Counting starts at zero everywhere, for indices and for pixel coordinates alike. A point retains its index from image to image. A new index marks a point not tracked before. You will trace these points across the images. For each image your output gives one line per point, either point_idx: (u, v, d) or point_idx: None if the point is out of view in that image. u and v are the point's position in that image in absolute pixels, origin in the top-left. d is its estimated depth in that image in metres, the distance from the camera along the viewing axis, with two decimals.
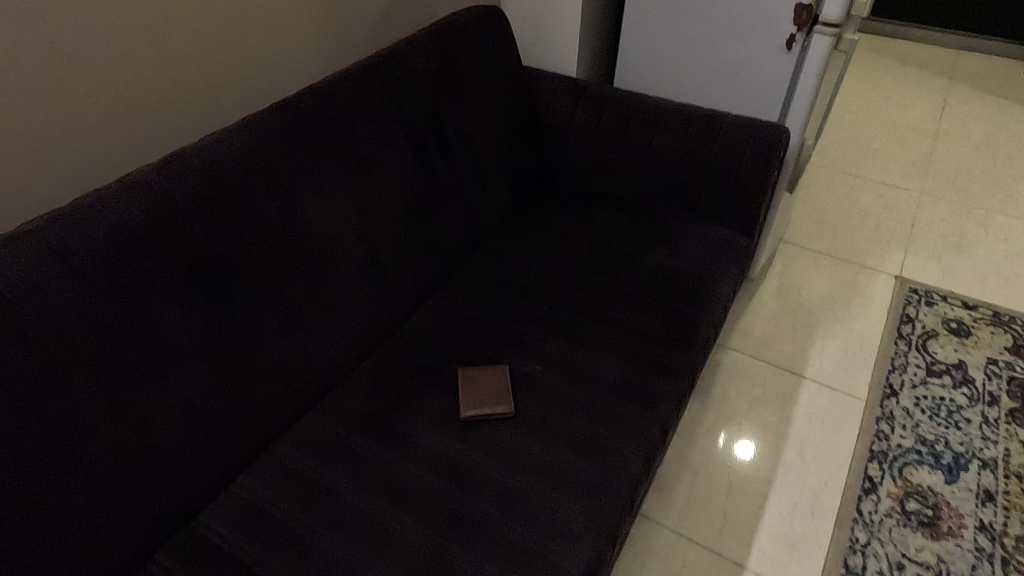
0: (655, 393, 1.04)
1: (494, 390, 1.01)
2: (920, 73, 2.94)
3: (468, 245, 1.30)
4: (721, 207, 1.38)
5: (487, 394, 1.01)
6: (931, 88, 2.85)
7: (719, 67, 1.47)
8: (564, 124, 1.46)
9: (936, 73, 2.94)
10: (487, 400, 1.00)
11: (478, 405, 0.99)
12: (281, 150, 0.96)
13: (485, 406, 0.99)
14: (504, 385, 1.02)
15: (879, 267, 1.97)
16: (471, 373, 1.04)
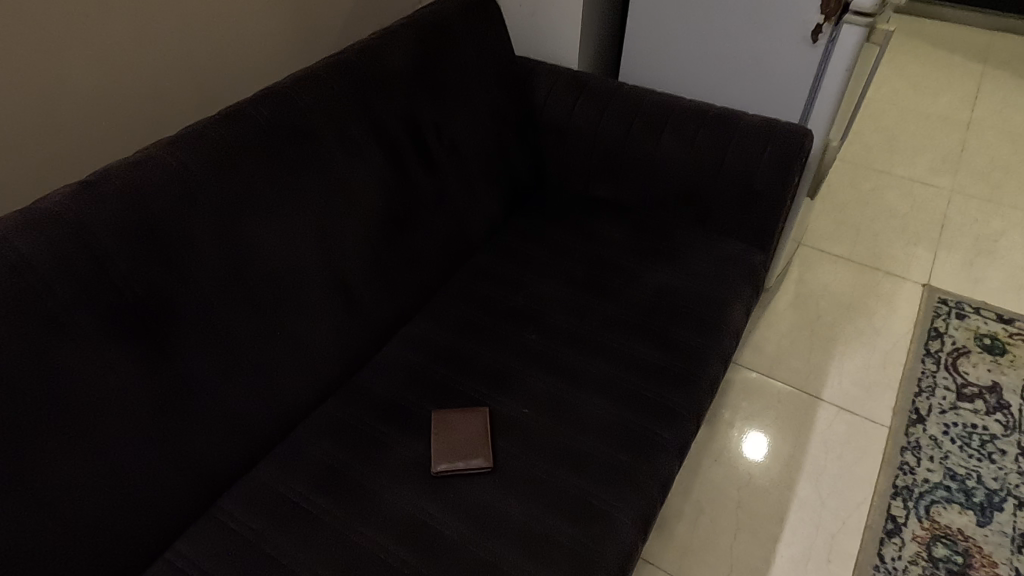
0: (655, 443, 0.92)
1: (469, 439, 0.89)
2: (952, 57, 2.75)
3: (452, 262, 1.17)
4: (734, 220, 1.25)
5: (461, 445, 0.88)
6: (964, 74, 2.67)
7: (735, 59, 1.32)
8: (561, 123, 1.32)
9: (970, 58, 2.74)
10: (462, 453, 0.88)
11: (451, 460, 0.87)
12: (229, 162, 0.84)
13: (459, 461, 0.87)
14: (481, 432, 0.90)
15: (906, 274, 1.82)
16: (444, 418, 0.91)
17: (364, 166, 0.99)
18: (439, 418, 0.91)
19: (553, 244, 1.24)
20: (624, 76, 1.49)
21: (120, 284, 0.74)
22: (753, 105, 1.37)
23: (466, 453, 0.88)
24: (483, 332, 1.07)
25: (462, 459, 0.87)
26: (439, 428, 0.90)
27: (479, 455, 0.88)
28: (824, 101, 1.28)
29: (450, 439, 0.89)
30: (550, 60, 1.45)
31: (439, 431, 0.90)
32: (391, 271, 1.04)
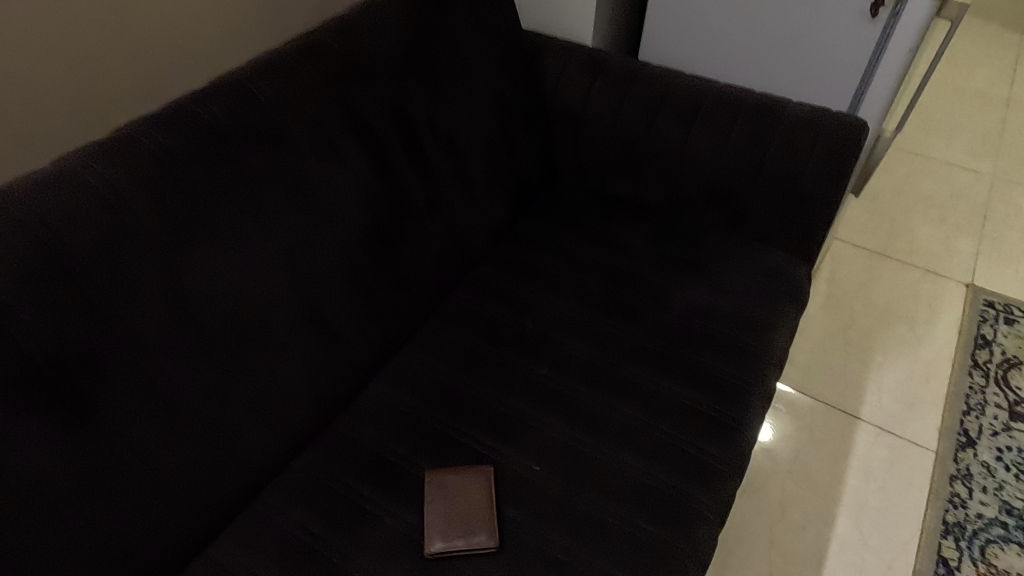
0: (695, 509, 0.77)
1: (470, 509, 0.75)
2: (987, 27, 2.55)
3: (450, 277, 1.01)
4: (775, 226, 1.08)
5: (461, 517, 0.74)
6: (1001, 46, 2.47)
7: (777, 37, 1.14)
8: (575, 111, 1.14)
9: (1007, 27, 2.54)
10: (463, 527, 0.74)
11: (450, 536, 0.73)
12: (166, 177, 0.67)
13: (459, 538, 0.73)
14: (487, 500, 0.76)
15: (947, 272, 1.66)
16: (439, 483, 0.77)
17: (344, 172, 0.82)
18: (434, 482, 0.78)
19: (567, 254, 1.08)
20: (645, 55, 1.31)
21: (26, 341, 0.58)
22: (795, 90, 1.18)
23: (468, 528, 0.74)
24: (487, 364, 0.91)
25: (463, 535, 0.73)
26: (435, 494, 0.76)
27: (483, 530, 0.74)
28: (881, 86, 1.11)
29: (450, 509, 0.75)
30: (562, 36, 1.27)
31: (436, 499, 0.76)
32: (378, 295, 0.88)
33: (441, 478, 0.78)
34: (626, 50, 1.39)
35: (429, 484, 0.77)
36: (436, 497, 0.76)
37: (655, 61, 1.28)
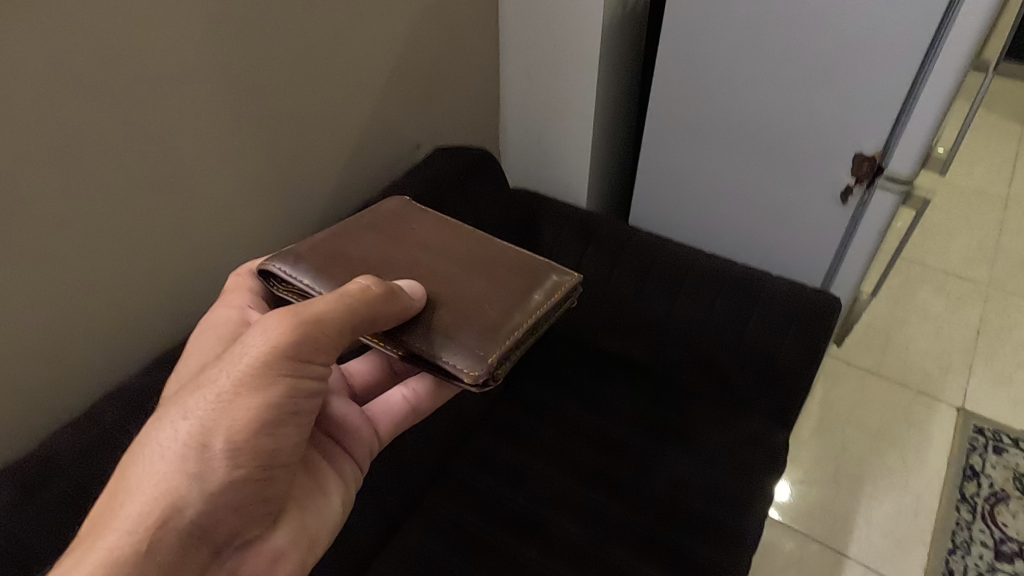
0: None
1: (413, 278, 0.75)
2: (988, 145, 2.60)
3: (446, 451, 1.12)
4: (752, 397, 1.16)
5: (351, 293, 0.64)
6: (1007, 170, 2.46)
7: (756, 207, 1.28)
8: (570, 275, 1.25)
9: (1006, 152, 2.54)
10: (380, 313, 0.65)
11: (346, 346, 0.64)
12: (191, 286, 0.89)
13: (335, 340, 0.62)
14: (421, 239, 0.81)
15: (939, 395, 1.70)
16: (358, 389, 0.84)
17: None
18: (250, 270, 0.77)
19: (556, 416, 1.18)
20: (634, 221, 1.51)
21: None
22: (774, 265, 1.33)
23: (409, 301, 0.69)
24: (478, 545, 1.00)
25: (333, 312, 0.62)
26: (296, 276, 0.72)
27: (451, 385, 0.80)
28: (851, 265, 1.23)
29: (376, 260, 0.77)
30: (545, 189, 1.55)
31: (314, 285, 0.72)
32: (376, 479, 0.98)
33: (299, 254, 0.75)
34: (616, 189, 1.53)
35: (271, 286, 0.74)
36: (323, 271, 0.73)
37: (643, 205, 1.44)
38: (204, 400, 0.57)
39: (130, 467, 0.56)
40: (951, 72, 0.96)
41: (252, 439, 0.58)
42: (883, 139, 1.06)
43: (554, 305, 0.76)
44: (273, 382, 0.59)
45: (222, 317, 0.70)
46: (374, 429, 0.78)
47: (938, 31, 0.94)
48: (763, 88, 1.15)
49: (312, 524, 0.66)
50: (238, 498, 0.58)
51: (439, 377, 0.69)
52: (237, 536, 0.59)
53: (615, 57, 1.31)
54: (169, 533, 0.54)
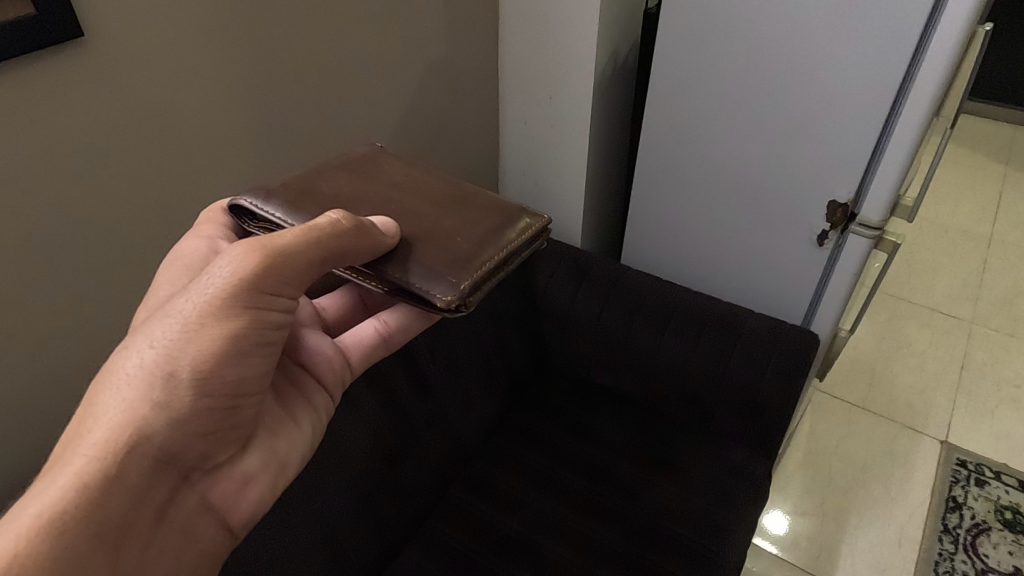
0: None
1: (385, 213, 0.78)
2: (974, 184, 2.69)
3: (446, 476, 1.18)
4: (736, 429, 1.22)
5: (319, 227, 0.65)
6: (993, 210, 2.54)
7: (739, 247, 1.37)
8: (564, 312, 1.33)
9: (992, 192, 2.63)
10: (350, 248, 0.67)
11: (314, 281, 0.65)
12: None
13: (302, 274, 0.63)
14: (390, 176, 0.85)
15: (923, 428, 1.76)
16: (330, 322, 0.89)
17: (360, 413, 1.03)
18: (222, 206, 0.81)
19: (550, 445, 1.24)
20: (626, 259, 1.60)
21: None
22: (756, 301, 1.42)
23: (382, 236, 0.71)
24: (474, 568, 1.06)
25: (301, 246, 0.63)
26: (265, 208, 0.76)
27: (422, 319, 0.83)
28: (827, 305, 1.31)
29: (345, 194, 0.80)
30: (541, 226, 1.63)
31: (284, 218, 0.75)
32: (378, 503, 1.04)
33: (270, 190, 0.79)
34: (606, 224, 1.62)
35: (243, 223, 0.78)
36: (293, 205, 0.77)
37: (634, 238, 1.53)
38: (169, 328, 0.57)
39: (95, 394, 0.56)
40: (910, 135, 1.04)
41: (220, 367, 0.58)
42: (853, 188, 1.15)
43: (521, 242, 0.79)
44: (239, 312, 0.59)
45: (191, 249, 0.72)
46: (348, 360, 0.81)
47: (897, 93, 1.03)
48: (742, 140, 1.24)
49: (282, 448, 0.69)
50: (205, 425, 0.59)
51: (414, 304, 0.71)
52: (206, 460, 0.61)
53: (608, 109, 1.41)
54: (137, 458, 0.55)
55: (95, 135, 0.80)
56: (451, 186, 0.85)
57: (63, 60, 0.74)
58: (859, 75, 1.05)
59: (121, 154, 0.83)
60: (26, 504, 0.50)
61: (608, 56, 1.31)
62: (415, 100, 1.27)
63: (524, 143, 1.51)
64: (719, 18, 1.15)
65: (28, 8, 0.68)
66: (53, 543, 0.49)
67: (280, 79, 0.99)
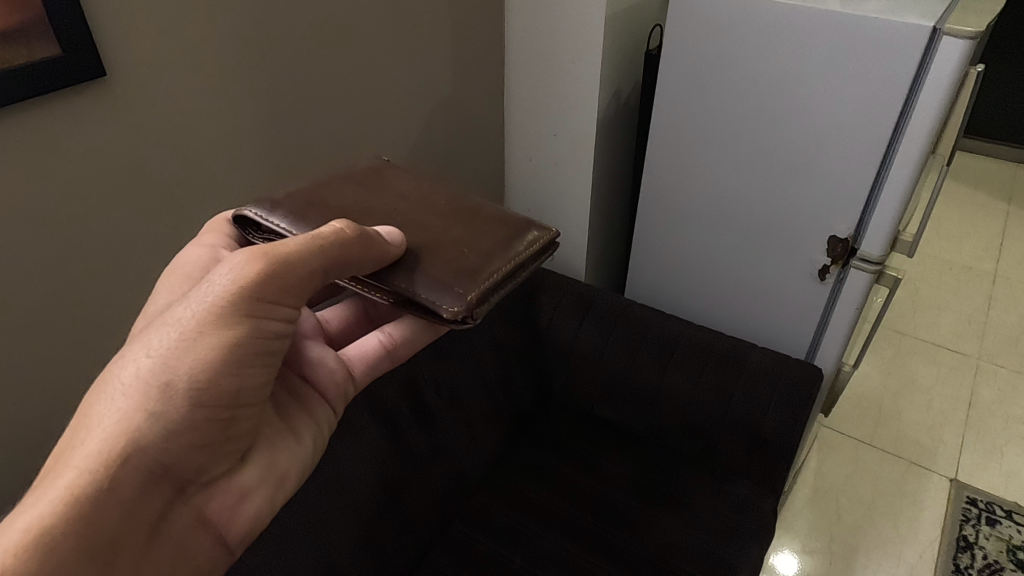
0: None
1: (391, 225, 0.80)
2: (977, 220, 2.70)
3: (449, 508, 1.18)
4: (742, 463, 1.22)
5: (323, 235, 0.67)
6: (995, 247, 2.55)
7: (742, 280, 1.38)
8: (569, 344, 1.34)
9: (994, 230, 2.64)
10: (354, 257, 0.68)
11: (316, 290, 0.67)
12: None
13: (303, 284, 0.65)
14: (396, 190, 0.87)
15: (931, 465, 1.74)
16: (335, 334, 0.90)
17: (364, 443, 1.03)
18: (227, 218, 0.83)
19: (554, 480, 1.24)
20: (630, 294, 1.61)
21: None
22: (759, 334, 1.42)
23: (387, 246, 0.73)
24: None
25: (303, 255, 0.64)
26: (270, 219, 0.78)
27: (426, 333, 0.84)
28: (830, 340, 1.32)
29: (351, 206, 0.82)
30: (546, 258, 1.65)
31: (288, 228, 0.77)
32: (381, 534, 1.04)
33: (276, 202, 0.81)
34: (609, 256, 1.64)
35: (248, 234, 0.80)
36: (297, 216, 0.79)
37: (637, 270, 1.55)
38: (167, 337, 0.59)
39: (91, 405, 0.57)
40: (909, 171, 1.06)
41: (219, 377, 0.59)
42: (852, 224, 1.16)
43: (528, 255, 0.80)
44: (238, 321, 0.61)
45: (194, 256, 0.74)
46: (352, 373, 0.82)
47: (894, 133, 1.05)
48: (743, 177, 1.26)
49: (282, 462, 0.69)
50: (202, 436, 0.60)
51: (421, 316, 0.72)
52: (203, 473, 0.62)
53: (611, 148, 1.44)
54: (132, 470, 0.55)
55: (108, 168, 0.84)
56: (460, 199, 0.87)
57: (83, 97, 0.78)
58: (857, 113, 1.07)
59: (133, 187, 0.87)
60: (17, 517, 0.50)
61: (610, 95, 1.34)
62: (419, 141, 1.31)
63: (528, 182, 1.54)
64: (719, 58, 1.18)
65: (56, 49, 0.73)
66: (43, 554, 0.49)
67: (289, 117, 1.03)
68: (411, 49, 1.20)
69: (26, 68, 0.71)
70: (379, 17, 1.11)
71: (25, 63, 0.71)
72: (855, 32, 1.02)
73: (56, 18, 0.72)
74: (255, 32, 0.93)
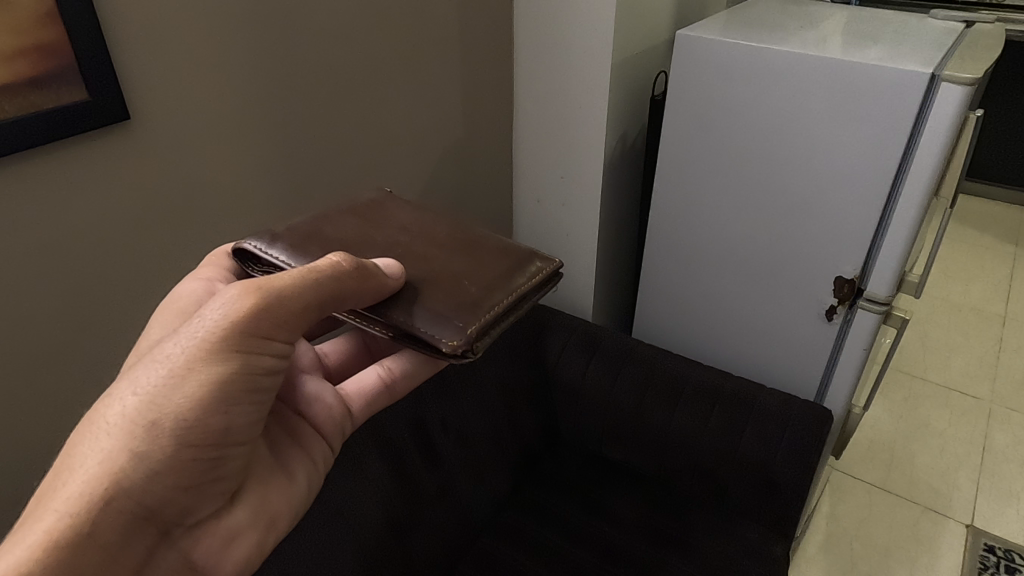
0: None
1: (391, 258, 0.81)
2: (984, 262, 2.70)
3: (453, 549, 1.17)
4: (750, 505, 1.21)
5: (319, 269, 0.68)
6: (1003, 289, 2.55)
7: (747, 318, 1.38)
8: (574, 382, 1.34)
9: (1001, 272, 2.64)
10: (352, 290, 0.69)
11: (312, 324, 0.68)
12: None
13: (297, 318, 0.66)
14: (396, 224, 0.89)
15: (946, 511, 1.71)
16: (334, 368, 0.91)
17: (370, 480, 1.03)
18: (227, 251, 0.85)
19: (559, 523, 1.22)
20: (636, 332, 1.62)
21: None
22: (766, 374, 1.42)
23: (385, 279, 0.74)
24: None
25: (296, 289, 0.65)
26: (269, 252, 0.79)
27: (426, 367, 0.84)
28: (839, 382, 1.31)
29: (349, 239, 0.84)
30: (549, 295, 1.66)
31: (285, 261, 0.78)
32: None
33: (276, 235, 0.83)
34: (613, 294, 1.65)
35: (246, 266, 0.82)
36: (298, 249, 0.80)
37: (643, 309, 1.55)
38: (155, 375, 0.59)
39: (75, 444, 0.57)
40: (912, 212, 1.07)
41: (208, 414, 0.60)
42: (858, 264, 1.17)
43: (531, 286, 0.81)
44: (229, 356, 0.61)
45: (190, 289, 0.76)
46: (350, 409, 0.82)
47: (895, 176, 1.07)
48: (745, 216, 1.28)
49: (273, 502, 0.69)
50: (188, 477, 0.60)
51: (420, 350, 0.73)
52: (189, 515, 0.62)
53: (616, 188, 1.46)
54: (113, 514, 0.55)
55: (126, 206, 0.86)
56: (462, 231, 0.88)
57: (107, 137, 0.81)
58: (859, 154, 1.09)
59: (149, 223, 0.90)
60: None
61: (616, 137, 1.37)
62: (427, 180, 1.34)
63: (533, 220, 1.56)
64: (718, 101, 1.21)
65: (83, 93, 0.76)
66: None
67: (300, 155, 1.06)
68: (421, 91, 1.23)
69: (54, 111, 0.74)
70: (391, 61, 1.15)
71: (54, 107, 0.74)
72: (855, 75, 1.05)
73: (84, 64, 0.75)
74: (270, 75, 0.97)
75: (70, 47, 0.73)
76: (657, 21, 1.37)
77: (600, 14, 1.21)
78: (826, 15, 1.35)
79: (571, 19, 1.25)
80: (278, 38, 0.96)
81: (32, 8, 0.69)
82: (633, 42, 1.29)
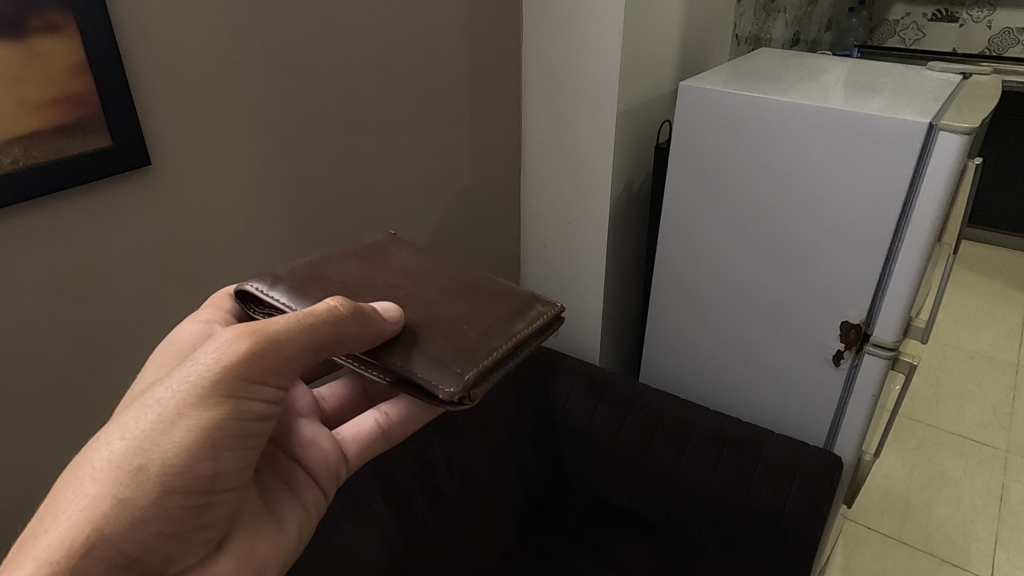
0: None
1: (391, 301, 0.82)
2: (995, 309, 2.69)
3: None
4: (761, 557, 1.18)
5: (315, 313, 0.69)
6: (1016, 337, 2.53)
7: (755, 365, 1.38)
8: (581, 428, 1.33)
9: (1012, 320, 2.63)
10: (347, 334, 0.71)
11: (304, 368, 0.69)
12: None
13: (290, 362, 0.67)
14: (400, 267, 0.91)
15: (964, 563, 1.66)
16: (332, 412, 0.92)
17: (374, 527, 1.02)
18: (230, 293, 0.87)
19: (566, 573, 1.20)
20: (643, 377, 1.61)
21: None
22: (776, 421, 1.41)
23: (383, 323, 0.75)
24: None
25: (291, 333, 0.67)
26: (270, 294, 0.81)
27: (422, 411, 0.85)
28: (848, 431, 1.30)
29: (355, 282, 0.86)
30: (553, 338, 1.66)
31: (286, 304, 0.80)
32: None
33: (278, 277, 0.85)
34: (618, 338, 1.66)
35: (246, 308, 0.83)
36: (299, 291, 0.82)
37: (649, 355, 1.55)
38: (144, 419, 0.60)
39: (60, 490, 0.58)
40: (917, 258, 1.08)
41: (194, 459, 0.60)
42: (864, 311, 1.18)
43: (531, 330, 0.83)
44: (217, 402, 0.62)
45: (186, 332, 0.77)
46: (345, 454, 0.83)
47: (898, 223, 1.08)
48: (747, 263, 1.29)
49: (260, 550, 0.69)
50: (173, 523, 0.60)
51: (418, 395, 0.74)
52: (174, 562, 0.61)
53: (621, 234, 1.48)
54: (93, 561, 0.55)
55: (141, 248, 0.89)
56: (464, 275, 0.90)
57: (126, 181, 0.84)
58: (860, 205, 1.11)
59: (163, 264, 0.92)
60: None
61: (622, 184, 1.40)
62: (435, 224, 1.36)
63: (539, 265, 1.58)
64: (721, 151, 1.24)
65: (107, 140, 0.79)
66: None
67: (310, 201, 1.09)
68: (430, 139, 1.27)
69: (80, 156, 0.77)
70: (401, 111, 1.19)
71: (80, 152, 0.77)
72: (854, 128, 1.07)
73: (109, 112, 0.78)
74: (283, 124, 1.01)
75: (98, 98, 0.77)
76: (660, 73, 1.41)
77: (606, 68, 1.26)
78: (826, 68, 1.39)
79: (579, 72, 1.30)
80: (293, 89, 1.00)
81: (64, 62, 0.73)
82: (637, 92, 1.33)
